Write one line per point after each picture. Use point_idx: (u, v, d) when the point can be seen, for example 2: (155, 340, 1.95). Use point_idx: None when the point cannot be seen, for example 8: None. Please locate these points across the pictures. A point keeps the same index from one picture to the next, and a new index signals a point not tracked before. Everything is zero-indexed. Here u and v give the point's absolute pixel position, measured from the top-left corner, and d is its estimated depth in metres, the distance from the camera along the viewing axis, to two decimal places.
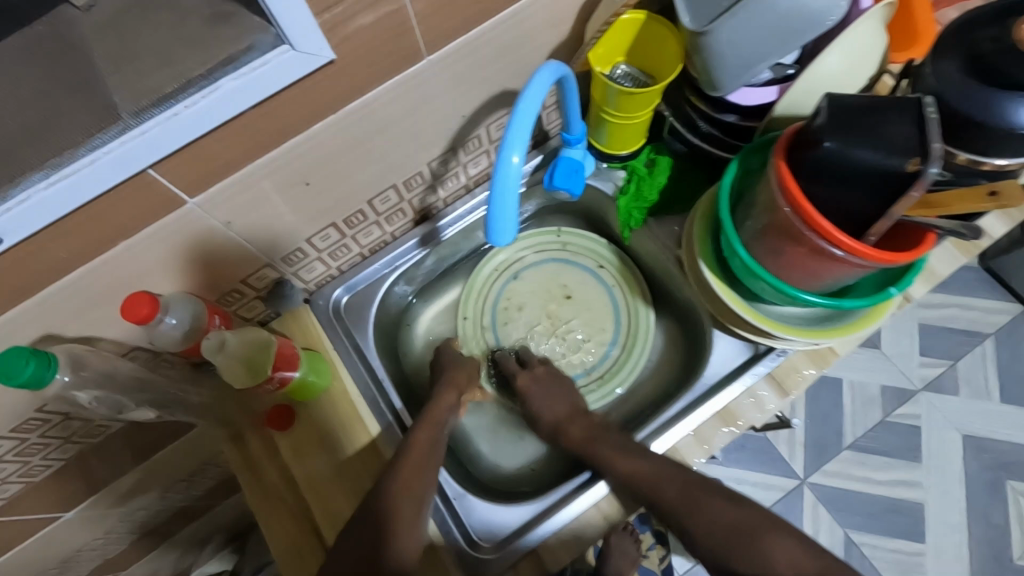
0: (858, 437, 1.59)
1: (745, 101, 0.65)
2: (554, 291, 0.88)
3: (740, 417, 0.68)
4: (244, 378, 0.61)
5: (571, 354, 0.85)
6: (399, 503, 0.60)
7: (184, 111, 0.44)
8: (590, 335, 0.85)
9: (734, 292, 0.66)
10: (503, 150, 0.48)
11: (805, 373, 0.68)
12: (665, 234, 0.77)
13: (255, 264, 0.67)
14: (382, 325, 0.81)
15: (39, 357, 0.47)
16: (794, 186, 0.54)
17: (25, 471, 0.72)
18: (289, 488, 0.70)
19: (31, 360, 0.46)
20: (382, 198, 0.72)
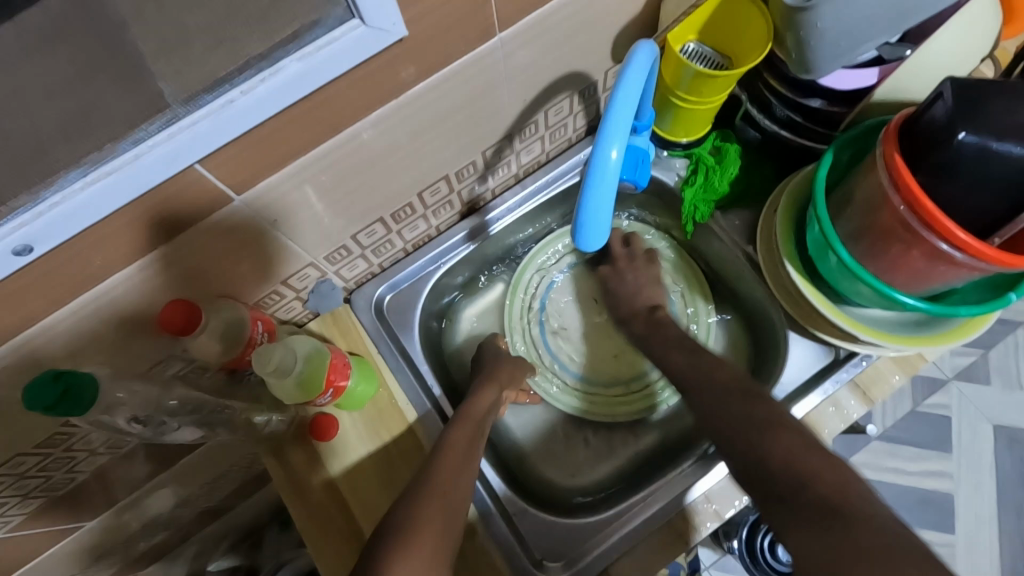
0: (888, 428, 1.56)
1: (839, 84, 0.59)
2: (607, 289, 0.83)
3: (823, 428, 0.63)
4: (296, 395, 0.56)
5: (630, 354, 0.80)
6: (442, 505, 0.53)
7: (240, 98, 0.38)
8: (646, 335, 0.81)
9: (821, 294, 0.61)
10: (600, 144, 0.43)
11: (893, 381, 0.63)
12: (731, 229, 0.71)
13: (298, 264, 0.61)
14: (427, 326, 0.75)
15: (66, 377, 0.41)
16: (912, 182, 0.48)
17: (48, 486, 0.67)
18: (336, 504, 0.65)
19: (58, 380, 0.41)
20: (432, 190, 0.65)
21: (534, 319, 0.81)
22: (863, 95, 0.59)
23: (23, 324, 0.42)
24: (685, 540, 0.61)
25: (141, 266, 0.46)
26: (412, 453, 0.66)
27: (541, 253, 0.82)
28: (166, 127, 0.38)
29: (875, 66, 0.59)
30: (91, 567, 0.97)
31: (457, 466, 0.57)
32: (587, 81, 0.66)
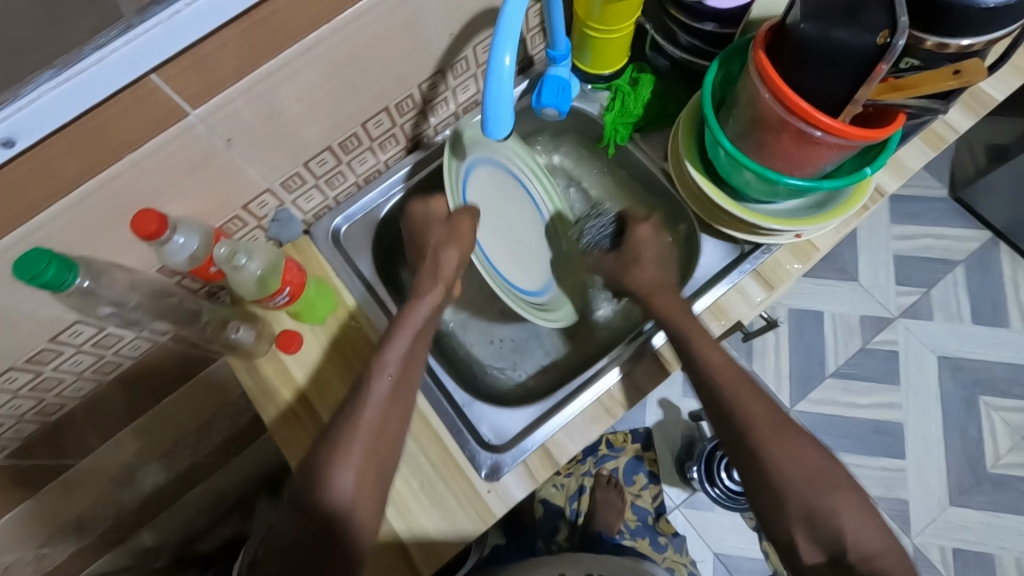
0: (841, 365, 1.66)
1: (723, 5, 0.68)
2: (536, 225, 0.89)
3: (729, 311, 0.72)
4: (253, 289, 0.63)
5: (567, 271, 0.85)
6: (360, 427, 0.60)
7: (184, 9, 0.46)
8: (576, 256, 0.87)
9: (719, 190, 0.69)
10: (495, 50, 0.52)
11: (790, 268, 0.72)
12: (652, 150, 0.81)
13: (256, 189, 0.68)
14: (382, 254, 0.83)
15: (59, 260, 0.48)
16: (772, 72, 0.57)
17: (41, 409, 0.74)
18: (305, 406, 0.72)
19: (52, 262, 0.47)
20: (375, 122, 0.73)
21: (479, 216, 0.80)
22: (743, 14, 0.69)
23: (9, 223, 0.49)
24: (612, 415, 0.70)
25: (109, 178, 0.53)
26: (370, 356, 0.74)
27: (472, 164, 0.75)
28: (124, 35, 0.45)
29: None
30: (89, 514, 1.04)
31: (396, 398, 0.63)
32: None
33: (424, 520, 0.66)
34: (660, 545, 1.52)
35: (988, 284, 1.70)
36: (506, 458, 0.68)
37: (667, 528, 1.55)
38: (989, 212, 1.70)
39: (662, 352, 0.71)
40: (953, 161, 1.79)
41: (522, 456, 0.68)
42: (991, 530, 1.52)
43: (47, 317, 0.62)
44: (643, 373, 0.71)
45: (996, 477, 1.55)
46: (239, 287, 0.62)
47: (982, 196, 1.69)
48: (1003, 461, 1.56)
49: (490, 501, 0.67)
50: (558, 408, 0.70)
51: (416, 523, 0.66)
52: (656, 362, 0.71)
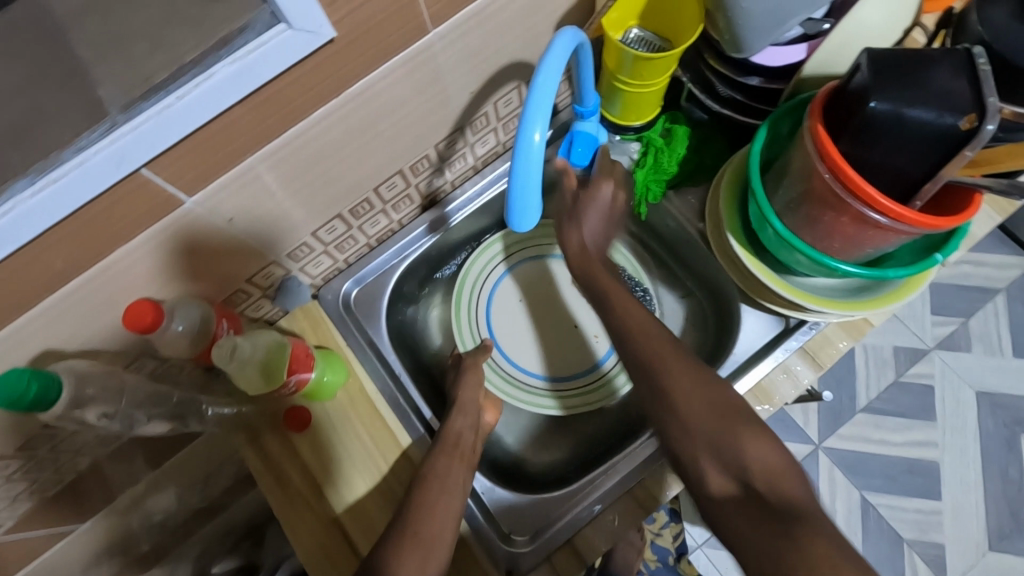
0: (873, 399, 1.58)
1: (771, 62, 0.61)
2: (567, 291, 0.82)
3: (774, 394, 0.65)
4: (258, 383, 0.59)
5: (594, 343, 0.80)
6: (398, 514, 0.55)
7: (176, 103, 0.41)
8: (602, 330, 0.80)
9: (764, 265, 0.63)
10: (522, 129, 0.45)
11: (841, 346, 0.65)
12: (686, 208, 0.74)
13: (260, 262, 0.64)
14: (395, 317, 0.77)
15: (41, 377, 0.44)
16: (835, 152, 0.50)
17: (36, 487, 0.70)
18: (312, 489, 0.67)
19: (33, 380, 0.44)
20: (389, 185, 0.68)
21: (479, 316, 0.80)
22: (795, 70, 0.62)
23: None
24: (645, 508, 0.64)
25: (97, 273, 0.48)
26: (384, 436, 0.69)
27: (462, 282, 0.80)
28: (109, 134, 0.40)
29: (803, 42, 0.61)
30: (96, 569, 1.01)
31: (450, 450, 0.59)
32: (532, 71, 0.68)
33: None
34: None
35: None
36: (529, 555, 0.63)
37: (688, 569, 1.49)
38: None
39: None
40: None
41: (547, 554, 0.63)
42: None
43: None
44: None
45: None
46: (242, 383, 0.57)
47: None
48: None
49: None
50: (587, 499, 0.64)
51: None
52: None
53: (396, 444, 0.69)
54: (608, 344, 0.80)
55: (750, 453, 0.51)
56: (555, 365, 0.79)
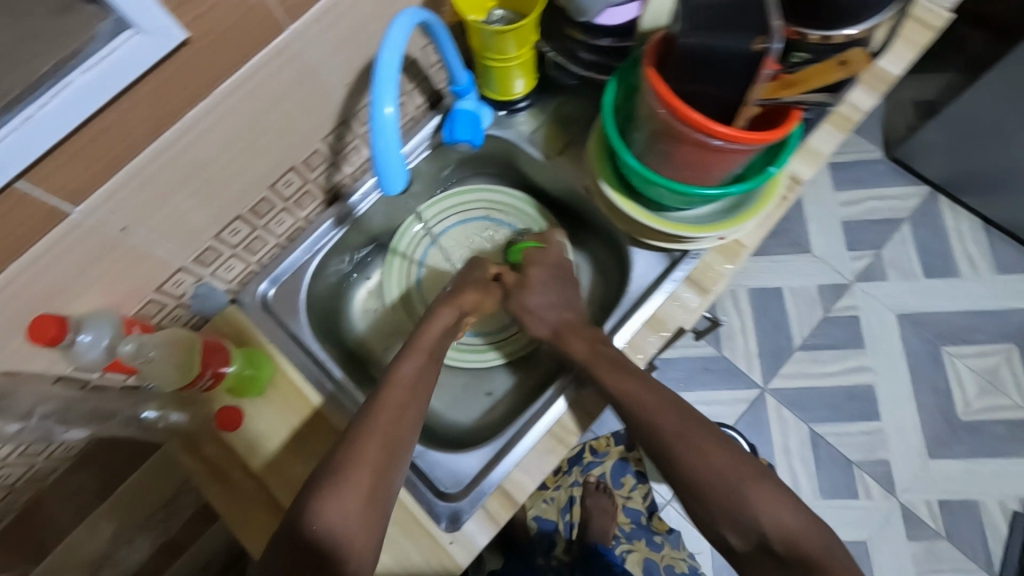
0: (807, 337, 1.68)
1: (612, 21, 0.67)
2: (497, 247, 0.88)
3: (668, 322, 0.71)
4: (174, 378, 0.65)
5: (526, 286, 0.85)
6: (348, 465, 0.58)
7: (38, 113, 0.44)
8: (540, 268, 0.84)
9: (637, 205, 0.69)
10: (375, 102, 0.50)
11: (721, 269, 0.72)
12: (571, 168, 0.80)
13: (167, 270, 0.66)
14: (317, 308, 0.81)
15: None
16: (665, 88, 0.57)
17: None
18: (253, 482, 0.70)
19: None
20: (285, 182, 0.71)
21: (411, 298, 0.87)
22: (634, 26, 0.68)
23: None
24: (565, 443, 0.68)
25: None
26: (313, 418, 0.72)
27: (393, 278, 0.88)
28: None
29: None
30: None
31: (404, 409, 0.63)
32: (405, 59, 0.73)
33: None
34: (657, 544, 1.54)
35: (934, 237, 1.75)
36: (465, 504, 0.66)
37: (661, 526, 1.57)
38: (925, 166, 1.75)
39: None
40: (886, 122, 1.84)
41: (481, 501, 0.66)
42: (971, 477, 1.55)
43: None
44: (590, 396, 0.69)
45: (970, 425, 1.59)
46: (158, 378, 0.64)
47: (915, 153, 1.73)
48: (973, 407, 1.60)
49: (454, 550, 0.65)
50: (513, 444, 0.68)
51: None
52: None
53: (328, 427, 0.71)
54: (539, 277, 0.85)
55: (761, 514, 0.56)
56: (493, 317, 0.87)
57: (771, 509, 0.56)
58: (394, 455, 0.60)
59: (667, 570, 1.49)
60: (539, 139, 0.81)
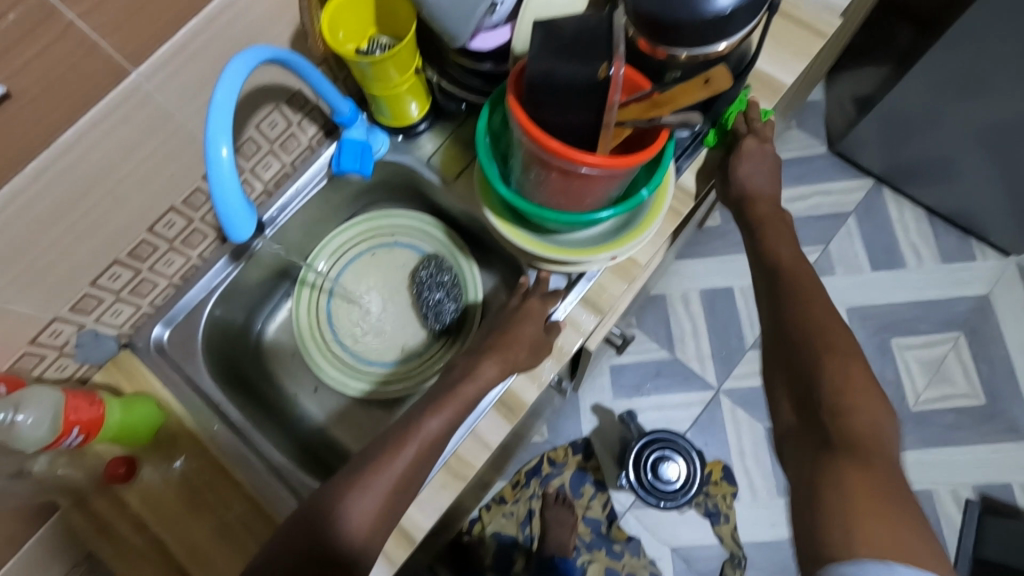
0: (758, 336, 1.69)
1: (486, 46, 0.66)
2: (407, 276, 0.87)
3: (563, 345, 0.70)
4: (45, 435, 0.62)
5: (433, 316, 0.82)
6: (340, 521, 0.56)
7: None
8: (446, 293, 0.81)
9: (523, 231, 0.68)
10: (210, 147, 0.49)
11: (615, 288, 0.72)
12: (467, 189, 0.79)
13: (39, 322, 0.64)
14: (216, 345, 0.78)
15: None
16: (523, 116, 0.56)
17: None
18: (145, 536, 0.68)
19: None
20: (166, 222, 0.70)
21: (323, 331, 0.85)
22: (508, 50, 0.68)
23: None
24: (461, 476, 0.67)
25: None
26: (207, 465, 0.70)
27: (302, 312, 0.86)
28: None
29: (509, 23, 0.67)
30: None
31: (416, 468, 0.60)
32: (286, 91, 0.73)
33: None
34: (616, 553, 1.54)
35: (879, 229, 1.76)
36: None
37: (620, 535, 1.56)
38: (867, 159, 1.76)
39: (500, 400, 0.69)
40: (827, 118, 1.85)
41: None
42: (922, 468, 1.56)
43: None
44: (487, 425, 0.68)
45: (920, 415, 1.60)
46: (25, 439, 0.61)
47: (855, 147, 1.75)
48: (923, 397, 1.61)
49: None
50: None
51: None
52: (500, 412, 0.69)
53: (223, 471, 0.70)
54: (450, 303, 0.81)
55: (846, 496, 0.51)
56: (407, 346, 0.85)
57: (874, 536, 0.45)
58: (386, 518, 0.57)
59: None
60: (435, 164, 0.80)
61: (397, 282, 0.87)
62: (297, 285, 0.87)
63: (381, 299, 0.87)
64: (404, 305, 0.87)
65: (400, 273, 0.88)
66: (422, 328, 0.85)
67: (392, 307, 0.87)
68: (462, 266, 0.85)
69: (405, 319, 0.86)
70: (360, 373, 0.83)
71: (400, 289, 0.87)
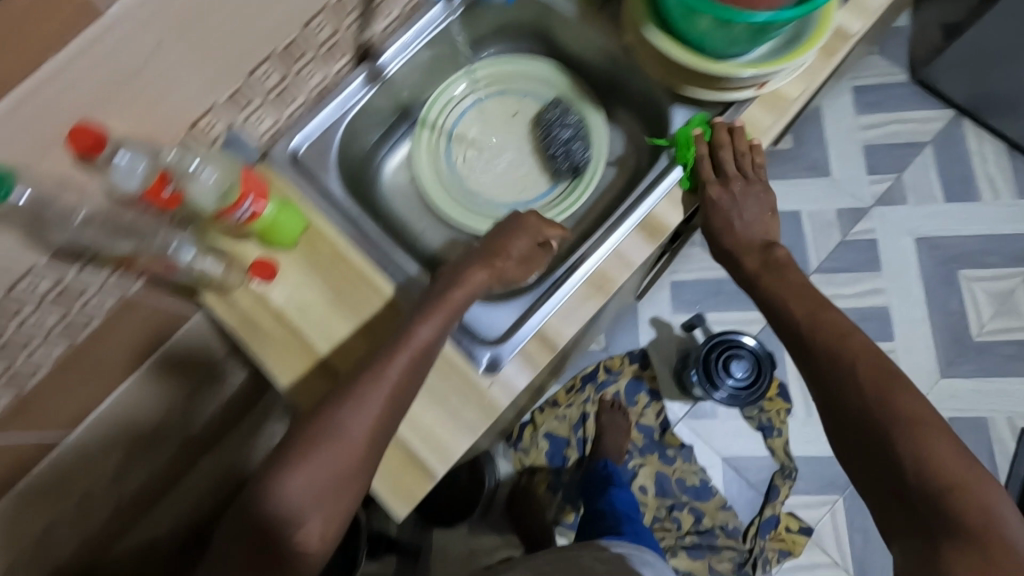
0: (823, 260, 1.67)
1: None
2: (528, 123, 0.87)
3: (710, 176, 0.70)
4: (213, 201, 0.64)
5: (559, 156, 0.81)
6: (327, 432, 0.57)
7: None
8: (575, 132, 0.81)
9: (677, 48, 0.67)
10: None
11: (764, 122, 0.71)
12: (607, 23, 0.77)
13: (200, 108, 0.64)
14: (348, 165, 0.80)
15: None
16: None
17: (13, 376, 0.70)
18: (288, 332, 0.70)
19: None
20: (318, 24, 0.68)
21: (443, 171, 0.85)
22: None
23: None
24: (605, 290, 0.68)
25: (21, 96, 0.47)
26: (349, 271, 0.72)
27: (423, 152, 0.85)
28: None
29: None
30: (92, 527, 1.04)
31: (410, 374, 0.60)
32: None
33: (432, 426, 0.66)
34: (668, 457, 1.57)
35: (956, 161, 1.72)
36: (506, 347, 0.67)
37: (673, 441, 1.58)
38: (951, 87, 1.71)
39: (642, 224, 0.70)
40: (912, 44, 1.79)
41: (521, 345, 0.67)
42: (980, 395, 1.57)
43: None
44: (630, 245, 0.69)
45: (982, 345, 1.60)
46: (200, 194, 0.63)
47: (941, 73, 1.69)
48: (987, 328, 1.60)
49: (494, 392, 0.66)
50: (548, 292, 0.68)
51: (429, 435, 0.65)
52: (644, 234, 0.69)
53: (366, 277, 0.72)
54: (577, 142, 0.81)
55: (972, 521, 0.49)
56: (527, 188, 0.85)
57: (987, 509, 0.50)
58: (383, 432, 0.59)
59: (678, 483, 1.55)
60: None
61: (518, 129, 0.87)
62: (418, 127, 0.86)
63: (501, 145, 0.87)
64: (525, 150, 0.86)
65: (520, 120, 0.87)
66: (541, 171, 0.85)
67: (511, 152, 0.86)
68: (587, 113, 0.84)
69: (525, 163, 0.86)
70: (481, 211, 0.84)
71: (521, 136, 0.87)
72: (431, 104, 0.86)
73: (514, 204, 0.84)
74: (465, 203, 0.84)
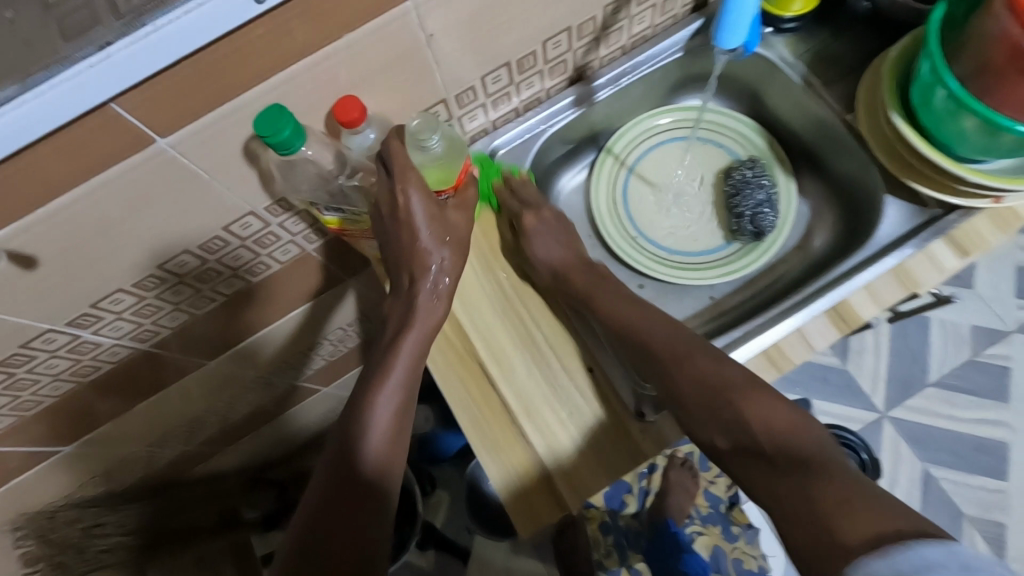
0: (945, 375, 1.55)
1: None
2: (713, 174, 0.85)
3: (918, 278, 0.66)
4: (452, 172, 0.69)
5: (746, 216, 0.79)
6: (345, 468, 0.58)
7: None
8: (769, 198, 0.79)
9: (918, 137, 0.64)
10: None
11: (990, 235, 0.66)
12: (833, 97, 0.75)
13: (431, 100, 0.67)
14: (533, 177, 0.82)
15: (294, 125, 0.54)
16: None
17: (194, 300, 0.76)
18: (453, 327, 0.72)
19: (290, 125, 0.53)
20: (554, 42, 0.70)
21: (618, 202, 0.85)
22: None
23: (224, 100, 0.51)
24: (777, 366, 0.66)
25: (317, 61, 0.53)
26: None
27: (602, 179, 0.85)
28: None
29: None
30: (202, 436, 1.14)
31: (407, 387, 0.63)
32: None
33: (571, 455, 0.66)
34: (732, 534, 1.32)
35: None
36: None
37: (741, 517, 1.33)
38: None
39: (832, 310, 0.67)
40: None
41: None
42: None
43: (228, 203, 0.64)
44: (813, 327, 0.67)
45: None
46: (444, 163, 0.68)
47: None
48: None
49: (642, 438, 0.67)
50: None
51: (570, 466, 0.66)
52: (831, 319, 0.67)
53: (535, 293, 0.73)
54: (768, 209, 0.79)
55: None
56: (699, 240, 0.83)
57: None
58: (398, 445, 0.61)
59: (734, 563, 1.29)
60: (802, 63, 0.77)
61: (701, 179, 0.86)
62: (603, 152, 0.86)
63: (681, 190, 0.86)
64: (704, 201, 0.85)
65: (707, 170, 0.86)
66: (717, 225, 0.84)
67: (689, 200, 0.85)
68: (779, 177, 0.82)
69: (702, 214, 0.85)
70: (648, 251, 0.82)
71: (702, 185, 0.85)
72: (622, 133, 0.85)
73: (682, 253, 0.83)
74: (635, 238, 0.83)
